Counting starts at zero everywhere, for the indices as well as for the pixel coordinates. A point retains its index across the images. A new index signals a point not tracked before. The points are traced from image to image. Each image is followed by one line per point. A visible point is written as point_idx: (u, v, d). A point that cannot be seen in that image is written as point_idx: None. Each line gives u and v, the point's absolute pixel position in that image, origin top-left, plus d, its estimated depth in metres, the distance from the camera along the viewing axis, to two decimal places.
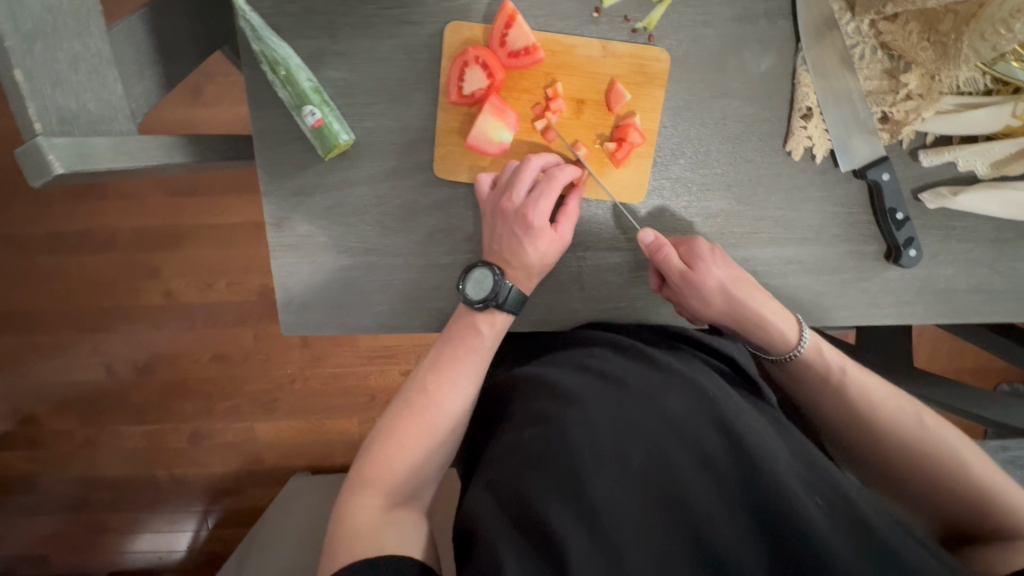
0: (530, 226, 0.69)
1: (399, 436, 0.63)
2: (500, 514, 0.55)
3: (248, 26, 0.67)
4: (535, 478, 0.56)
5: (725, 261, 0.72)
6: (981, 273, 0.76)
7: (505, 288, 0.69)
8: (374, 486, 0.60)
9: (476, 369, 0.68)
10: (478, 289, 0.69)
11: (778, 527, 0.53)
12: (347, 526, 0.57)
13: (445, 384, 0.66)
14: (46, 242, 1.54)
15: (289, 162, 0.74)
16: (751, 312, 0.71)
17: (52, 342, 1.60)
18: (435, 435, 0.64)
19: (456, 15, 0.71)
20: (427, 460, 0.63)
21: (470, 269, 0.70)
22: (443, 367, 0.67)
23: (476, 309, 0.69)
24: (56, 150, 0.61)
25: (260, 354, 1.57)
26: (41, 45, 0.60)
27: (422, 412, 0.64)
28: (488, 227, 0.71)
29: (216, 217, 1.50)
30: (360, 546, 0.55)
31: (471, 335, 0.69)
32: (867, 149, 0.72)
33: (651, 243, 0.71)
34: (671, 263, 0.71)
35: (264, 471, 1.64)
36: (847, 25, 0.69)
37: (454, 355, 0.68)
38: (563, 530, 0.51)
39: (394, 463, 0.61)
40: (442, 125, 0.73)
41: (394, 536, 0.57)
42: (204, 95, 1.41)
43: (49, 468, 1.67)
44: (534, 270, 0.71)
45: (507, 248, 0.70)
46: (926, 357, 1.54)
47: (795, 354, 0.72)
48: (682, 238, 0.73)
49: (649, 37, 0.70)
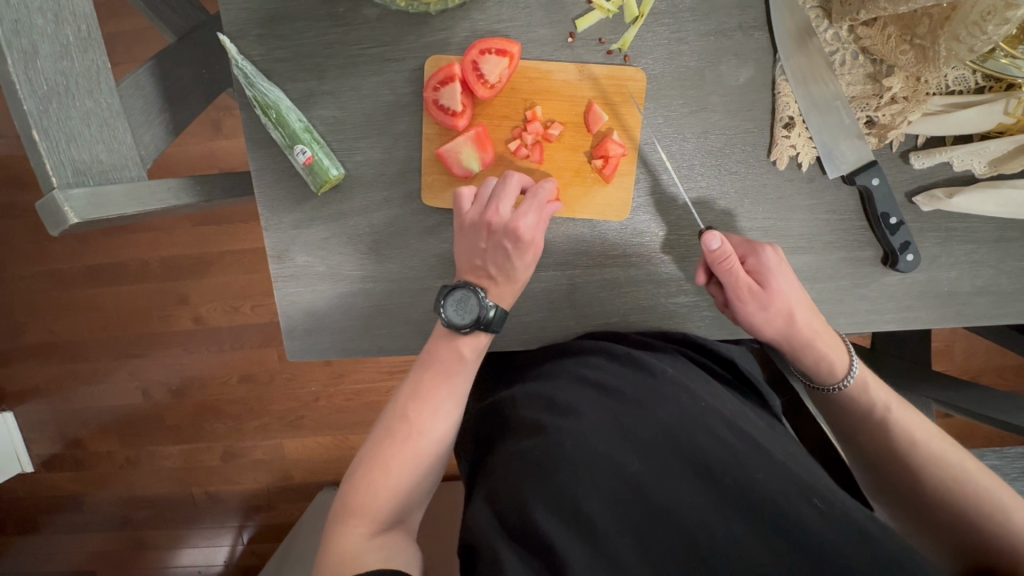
0: (517, 238, 0.68)
1: (381, 463, 0.62)
2: (498, 522, 0.56)
3: (242, 73, 0.71)
4: (533, 489, 0.56)
5: (793, 280, 0.70)
6: (987, 274, 0.74)
7: (488, 309, 0.68)
8: (359, 514, 0.59)
9: (458, 393, 0.68)
10: (463, 314, 0.67)
11: (774, 530, 0.54)
12: (336, 555, 0.56)
13: (426, 410, 0.65)
14: (84, 274, 1.64)
15: (288, 197, 0.78)
16: (806, 335, 0.70)
17: (93, 369, 1.70)
18: (419, 460, 0.63)
19: (435, 49, 0.73)
20: (412, 487, 0.62)
21: (449, 291, 0.68)
22: (423, 395, 0.66)
23: (462, 334, 0.67)
24: (73, 200, 0.66)
25: (285, 373, 1.63)
26: (55, 105, 0.66)
27: (405, 439, 0.63)
28: (468, 243, 0.70)
29: (238, 244, 1.57)
30: (344, 574, 0.53)
31: (452, 359, 0.68)
32: (854, 154, 0.70)
33: (716, 249, 0.69)
34: (733, 273, 0.69)
35: (293, 487, 1.69)
36: (826, 33, 0.69)
37: (434, 381, 0.67)
38: (561, 542, 0.52)
39: (380, 491, 0.60)
40: (427, 155, 0.76)
41: (379, 558, 0.55)
42: (223, 129, 1.49)
43: (94, 488, 1.77)
44: (517, 285, 0.71)
45: (492, 262, 0.69)
46: (963, 357, 1.48)
47: (841, 385, 0.70)
48: (749, 247, 0.71)
49: (624, 58, 0.71)
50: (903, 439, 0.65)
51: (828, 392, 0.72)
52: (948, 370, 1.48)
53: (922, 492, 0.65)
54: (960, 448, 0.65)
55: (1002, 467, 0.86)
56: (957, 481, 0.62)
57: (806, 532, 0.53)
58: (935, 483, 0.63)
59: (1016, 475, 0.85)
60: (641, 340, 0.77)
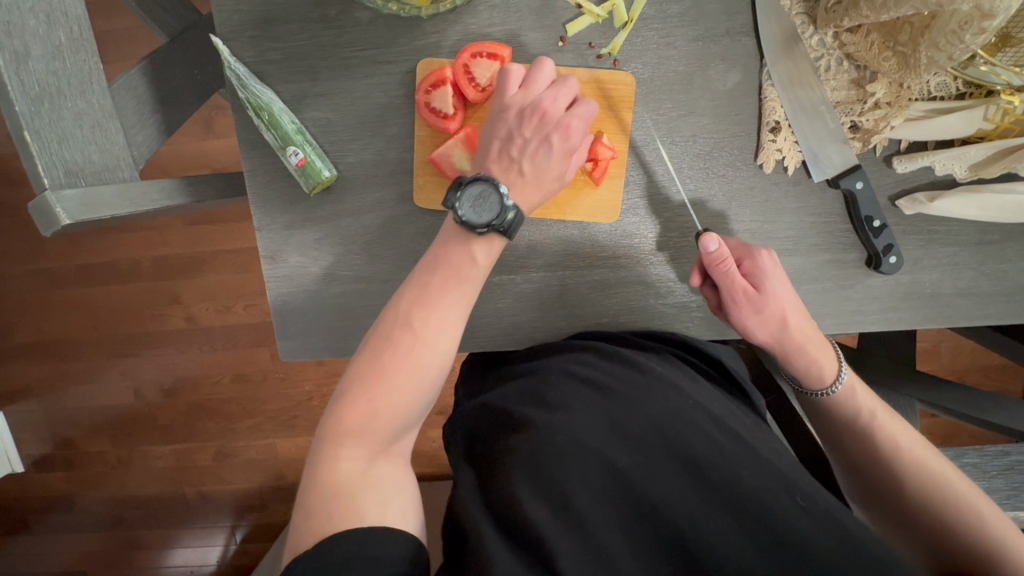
0: (555, 120, 0.67)
1: (381, 377, 0.58)
2: (487, 515, 0.56)
3: (234, 75, 0.72)
4: (523, 481, 0.57)
5: (786, 284, 0.72)
6: (968, 276, 0.75)
7: (507, 210, 0.65)
8: (355, 436, 0.55)
9: (464, 299, 0.64)
10: (481, 211, 0.65)
11: (757, 528, 0.55)
12: (328, 479, 0.52)
13: (432, 318, 0.61)
14: (76, 273, 1.64)
15: (280, 198, 0.79)
16: (800, 342, 0.71)
17: (84, 368, 1.69)
18: (420, 371, 0.59)
19: (427, 52, 0.74)
20: (410, 405, 0.58)
21: (465, 186, 0.66)
22: (429, 302, 0.63)
23: (477, 234, 0.65)
24: (64, 202, 0.66)
25: (278, 373, 1.63)
26: (47, 106, 0.66)
27: (409, 349, 0.59)
28: (499, 138, 0.68)
29: (231, 243, 1.57)
30: (342, 507, 0.50)
31: (463, 264, 0.65)
32: (838, 157, 0.72)
33: (714, 250, 0.71)
34: (730, 274, 0.70)
35: (286, 486, 1.69)
36: (811, 39, 0.70)
37: (442, 283, 0.64)
38: (551, 534, 0.53)
39: (378, 409, 0.56)
40: (419, 157, 0.77)
41: (379, 493, 0.52)
42: (216, 128, 1.48)
43: (85, 488, 1.76)
44: (548, 182, 0.69)
45: (528, 154, 0.68)
46: (949, 357, 1.50)
47: (831, 392, 0.73)
48: (744, 250, 0.73)
49: (614, 62, 0.72)
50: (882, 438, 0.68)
51: (809, 390, 0.75)
52: (934, 369, 1.50)
53: (902, 494, 0.66)
54: (939, 455, 0.67)
55: (984, 466, 0.87)
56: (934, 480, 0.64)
57: (788, 533, 0.54)
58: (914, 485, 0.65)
59: (996, 473, 0.87)
60: (630, 339, 0.78)
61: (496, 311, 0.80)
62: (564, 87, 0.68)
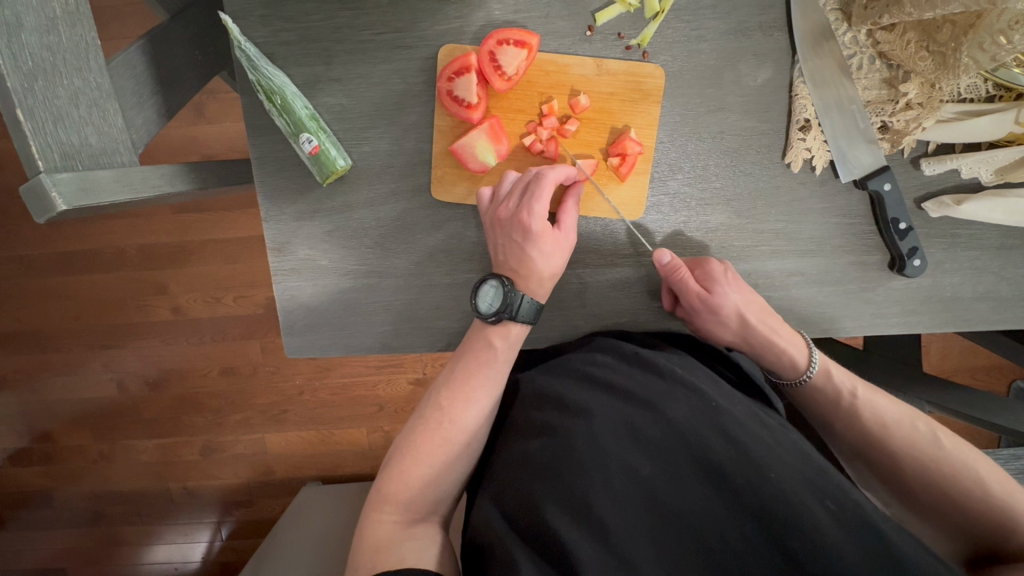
0: (528, 229, 0.68)
1: (414, 453, 0.62)
2: (510, 526, 0.56)
3: (244, 56, 0.67)
4: (544, 488, 0.56)
5: (740, 284, 0.73)
6: (988, 280, 0.75)
7: (517, 299, 0.66)
8: (393, 503, 0.59)
9: (491, 384, 0.65)
10: (490, 304, 0.67)
11: (787, 533, 0.53)
12: (369, 542, 0.57)
13: (458, 399, 0.64)
14: (56, 261, 1.56)
15: (289, 188, 0.75)
16: (763, 336, 0.72)
17: (64, 360, 1.62)
18: (449, 452, 0.62)
19: (449, 37, 0.71)
20: (443, 476, 0.61)
21: (477, 285, 0.68)
22: (456, 383, 0.65)
23: (490, 324, 0.67)
24: (61, 186, 0.61)
25: (269, 367, 1.58)
26: (42, 83, 0.61)
27: (436, 428, 0.62)
28: (492, 239, 0.71)
29: (222, 232, 1.51)
30: (379, 560, 0.54)
31: (483, 349, 0.67)
32: (867, 158, 0.71)
33: (668, 263, 0.72)
34: (688, 286, 0.71)
35: (276, 482, 1.65)
36: (844, 36, 0.68)
37: (467, 369, 0.66)
38: (575, 543, 0.52)
39: (410, 480, 0.60)
40: (438, 148, 0.74)
41: (413, 550, 0.56)
42: (207, 112, 1.42)
43: (65, 484, 1.70)
44: (544, 276, 0.69)
45: (513, 257, 0.69)
46: (939, 356, 1.52)
47: (806, 378, 0.73)
48: (694, 261, 0.74)
49: (643, 54, 0.70)
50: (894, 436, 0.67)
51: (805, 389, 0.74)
52: (924, 369, 1.52)
53: (917, 491, 0.66)
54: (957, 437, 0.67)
55: None
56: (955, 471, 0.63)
57: (819, 538, 0.52)
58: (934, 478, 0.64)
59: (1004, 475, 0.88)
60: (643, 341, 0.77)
61: None
62: (545, 181, 0.68)
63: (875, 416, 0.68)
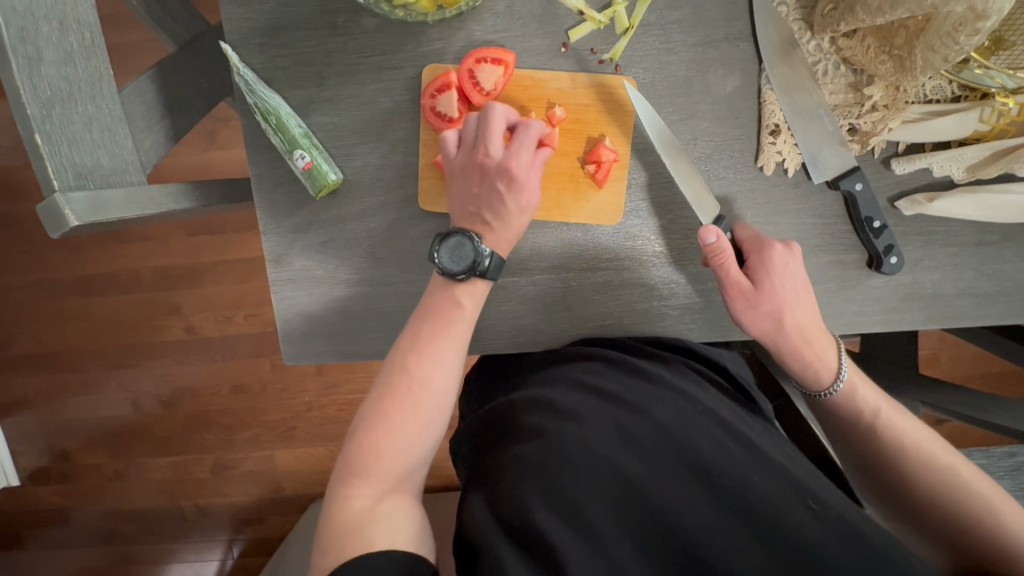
0: (495, 172, 0.70)
1: (384, 421, 0.62)
2: (497, 523, 0.54)
3: (243, 80, 0.73)
4: (533, 487, 0.55)
5: (794, 280, 0.71)
6: (969, 276, 0.76)
7: (483, 255, 0.69)
8: (365, 476, 0.59)
9: (456, 343, 0.68)
10: (458, 260, 0.69)
11: (769, 534, 0.53)
12: (342, 518, 0.56)
13: (426, 361, 0.66)
14: (76, 284, 1.64)
15: (287, 202, 0.79)
16: (791, 344, 0.71)
17: (82, 379, 1.68)
18: (419, 414, 0.63)
19: (432, 58, 0.75)
20: (415, 445, 0.62)
21: (444, 237, 0.69)
22: (422, 346, 0.67)
23: (458, 281, 0.69)
24: (73, 204, 0.66)
25: (277, 383, 1.62)
26: (58, 110, 0.67)
27: (406, 393, 0.63)
28: (461, 187, 0.72)
29: (232, 253, 1.57)
30: (355, 538, 0.53)
31: (451, 308, 0.69)
32: (837, 160, 0.73)
33: (712, 244, 0.69)
34: (728, 272, 0.70)
35: (285, 499, 1.67)
36: (808, 44, 0.72)
37: (432, 330, 0.68)
38: (562, 543, 0.51)
39: (383, 449, 0.60)
40: (424, 161, 0.78)
41: (389, 526, 0.55)
42: (219, 139, 1.50)
43: (81, 502, 1.74)
44: (512, 230, 0.72)
45: (484, 206, 0.71)
46: (951, 364, 1.50)
47: (833, 391, 0.72)
48: (757, 243, 0.72)
49: (616, 68, 0.74)
50: (893, 442, 0.67)
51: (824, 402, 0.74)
52: (936, 376, 1.50)
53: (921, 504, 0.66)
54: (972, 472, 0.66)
55: (988, 465, 0.86)
56: (949, 484, 0.63)
57: (800, 538, 0.52)
58: (940, 491, 0.64)
59: (1004, 474, 0.86)
60: (637, 349, 0.77)
61: (501, 315, 0.80)
62: (522, 131, 0.70)
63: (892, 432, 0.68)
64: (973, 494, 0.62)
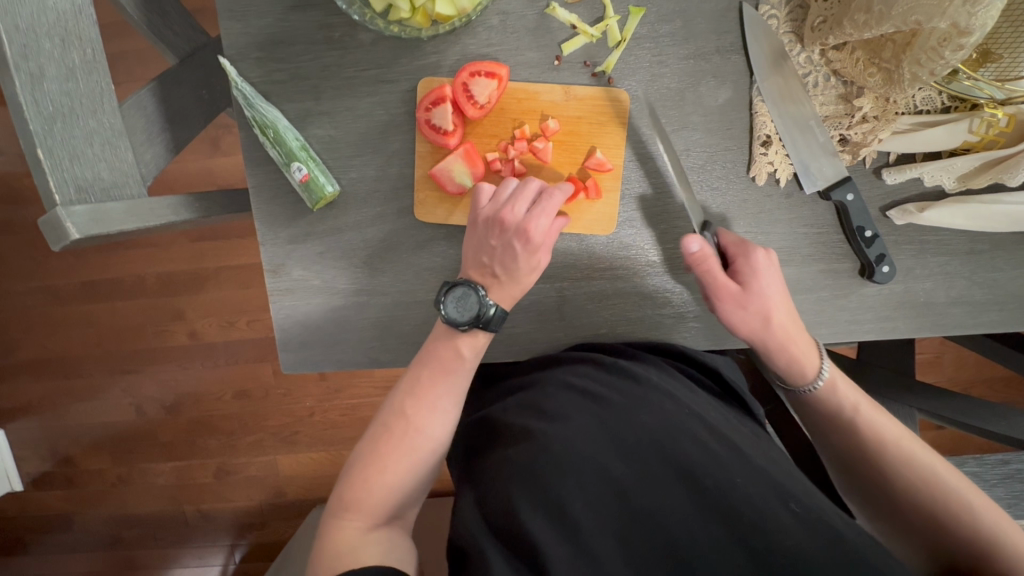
0: (529, 239, 0.70)
1: (378, 461, 0.63)
2: (487, 526, 0.56)
3: (241, 95, 0.74)
4: (520, 489, 0.57)
5: (777, 282, 0.72)
6: (961, 285, 0.76)
7: (488, 307, 0.69)
8: (355, 509, 0.61)
9: (456, 391, 0.68)
10: (463, 311, 0.69)
11: (751, 536, 0.54)
12: (332, 548, 0.58)
13: (424, 408, 0.66)
14: (80, 290, 1.65)
15: (285, 213, 0.80)
16: (776, 340, 0.71)
17: (85, 385, 1.70)
18: (414, 458, 0.64)
19: (427, 71, 0.76)
20: (407, 486, 0.64)
21: (449, 288, 0.70)
22: (422, 392, 0.67)
23: (460, 331, 0.69)
24: (75, 217, 0.68)
25: (279, 389, 1.63)
26: (60, 126, 0.68)
27: (402, 437, 0.64)
28: (479, 239, 0.72)
29: (234, 259, 1.59)
30: (341, 566, 0.56)
31: (451, 357, 0.69)
32: (830, 170, 0.74)
33: (697, 251, 0.70)
34: (716, 274, 0.71)
35: (286, 504, 1.68)
36: (799, 56, 0.73)
37: (433, 376, 0.68)
38: (548, 544, 0.52)
39: (376, 487, 0.62)
40: (420, 172, 0.79)
41: (378, 552, 0.58)
42: (222, 147, 1.51)
43: (84, 507, 1.75)
44: (520, 286, 0.72)
45: (496, 262, 0.71)
46: (952, 368, 1.50)
47: (813, 387, 0.71)
48: (740, 246, 0.72)
49: (608, 80, 0.75)
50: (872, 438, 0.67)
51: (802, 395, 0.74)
52: (936, 380, 1.49)
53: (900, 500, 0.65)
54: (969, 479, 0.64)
55: (984, 473, 0.86)
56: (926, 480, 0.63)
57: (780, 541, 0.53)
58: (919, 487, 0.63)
59: (998, 481, 0.86)
60: (634, 353, 0.78)
61: None
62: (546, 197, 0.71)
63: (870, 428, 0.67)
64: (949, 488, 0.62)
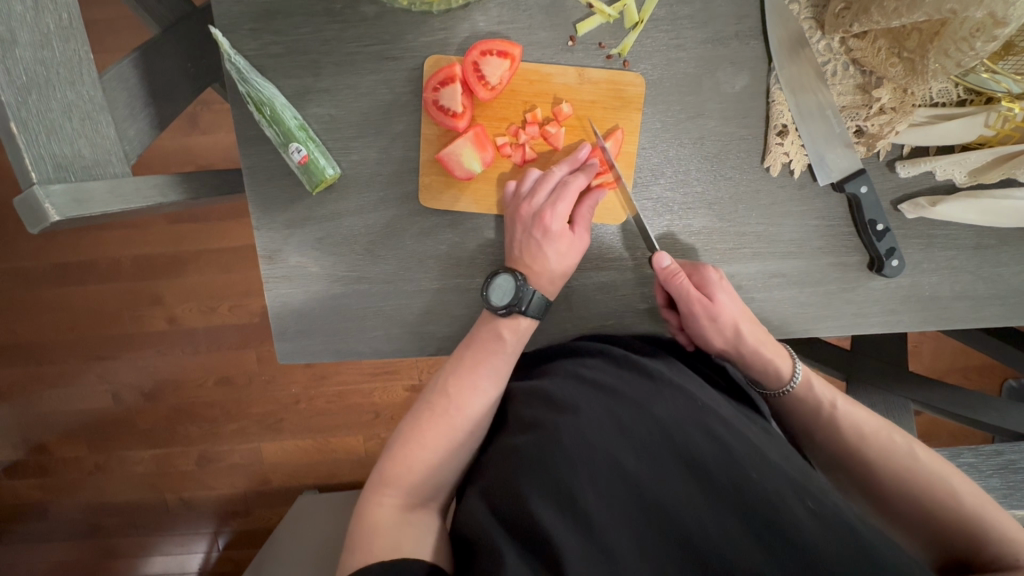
0: (547, 228, 0.71)
1: (417, 437, 0.64)
2: (493, 516, 0.54)
3: (235, 68, 0.69)
4: (530, 478, 0.55)
5: (732, 292, 0.73)
6: (966, 279, 0.77)
7: (528, 293, 0.70)
8: (392, 486, 0.61)
9: (499, 371, 0.69)
10: (501, 297, 0.70)
11: (768, 529, 0.51)
12: (367, 525, 0.58)
13: (464, 386, 0.67)
14: (51, 273, 1.57)
15: (280, 196, 0.76)
16: (753, 349, 0.72)
17: (59, 372, 1.63)
18: (452, 437, 0.64)
19: (434, 49, 0.73)
20: (443, 463, 0.64)
21: (489, 278, 0.71)
22: (464, 371, 0.68)
23: (499, 316, 0.70)
24: (52, 197, 0.63)
25: (264, 376, 1.59)
26: (36, 96, 0.62)
27: (443, 413, 0.65)
28: (509, 231, 0.73)
29: (216, 242, 1.53)
30: (378, 539, 0.55)
31: (493, 339, 0.70)
32: (844, 161, 0.73)
33: (667, 267, 0.72)
34: (685, 290, 0.71)
35: (272, 491, 1.65)
36: (818, 43, 0.71)
37: (476, 357, 0.69)
38: (558, 535, 0.50)
39: (413, 462, 0.62)
40: (426, 155, 0.75)
41: (415, 534, 0.57)
42: (201, 124, 1.44)
43: (60, 495, 1.69)
44: (556, 275, 0.73)
45: (527, 253, 0.72)
46: (931, 356, 1.53)
47: (789, 388, 0.73)
48: (692, 266, 0.74)
49: (624, 63, 0.72)
50: (852, 434, 0.68)
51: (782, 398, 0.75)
52: (917, 370, 1.53)
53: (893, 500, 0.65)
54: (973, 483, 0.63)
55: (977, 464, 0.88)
56: (910, 472, 0.64)
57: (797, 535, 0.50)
58: (912, 479, 0.64)
59: (991, 471, 0.88)
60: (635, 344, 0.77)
61: None
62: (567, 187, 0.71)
63: (853, 427, 0.68)
64: (943, 484, 0.62)
